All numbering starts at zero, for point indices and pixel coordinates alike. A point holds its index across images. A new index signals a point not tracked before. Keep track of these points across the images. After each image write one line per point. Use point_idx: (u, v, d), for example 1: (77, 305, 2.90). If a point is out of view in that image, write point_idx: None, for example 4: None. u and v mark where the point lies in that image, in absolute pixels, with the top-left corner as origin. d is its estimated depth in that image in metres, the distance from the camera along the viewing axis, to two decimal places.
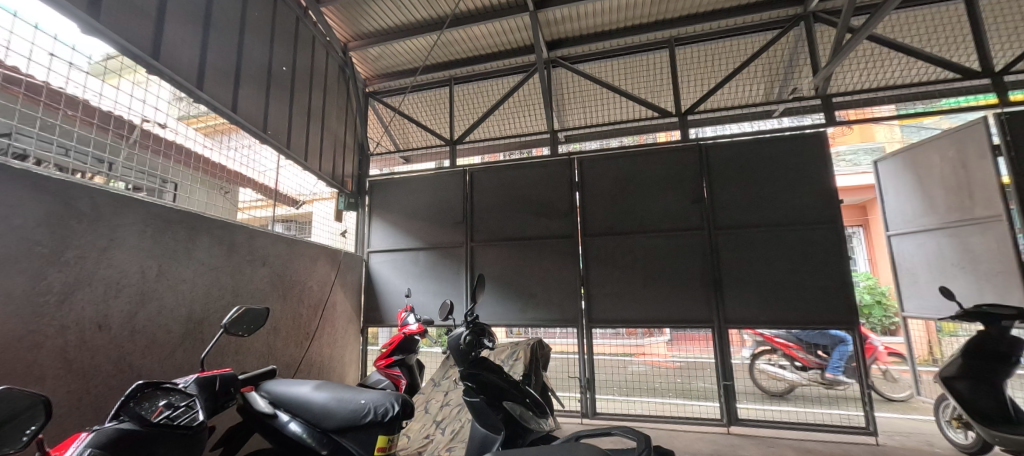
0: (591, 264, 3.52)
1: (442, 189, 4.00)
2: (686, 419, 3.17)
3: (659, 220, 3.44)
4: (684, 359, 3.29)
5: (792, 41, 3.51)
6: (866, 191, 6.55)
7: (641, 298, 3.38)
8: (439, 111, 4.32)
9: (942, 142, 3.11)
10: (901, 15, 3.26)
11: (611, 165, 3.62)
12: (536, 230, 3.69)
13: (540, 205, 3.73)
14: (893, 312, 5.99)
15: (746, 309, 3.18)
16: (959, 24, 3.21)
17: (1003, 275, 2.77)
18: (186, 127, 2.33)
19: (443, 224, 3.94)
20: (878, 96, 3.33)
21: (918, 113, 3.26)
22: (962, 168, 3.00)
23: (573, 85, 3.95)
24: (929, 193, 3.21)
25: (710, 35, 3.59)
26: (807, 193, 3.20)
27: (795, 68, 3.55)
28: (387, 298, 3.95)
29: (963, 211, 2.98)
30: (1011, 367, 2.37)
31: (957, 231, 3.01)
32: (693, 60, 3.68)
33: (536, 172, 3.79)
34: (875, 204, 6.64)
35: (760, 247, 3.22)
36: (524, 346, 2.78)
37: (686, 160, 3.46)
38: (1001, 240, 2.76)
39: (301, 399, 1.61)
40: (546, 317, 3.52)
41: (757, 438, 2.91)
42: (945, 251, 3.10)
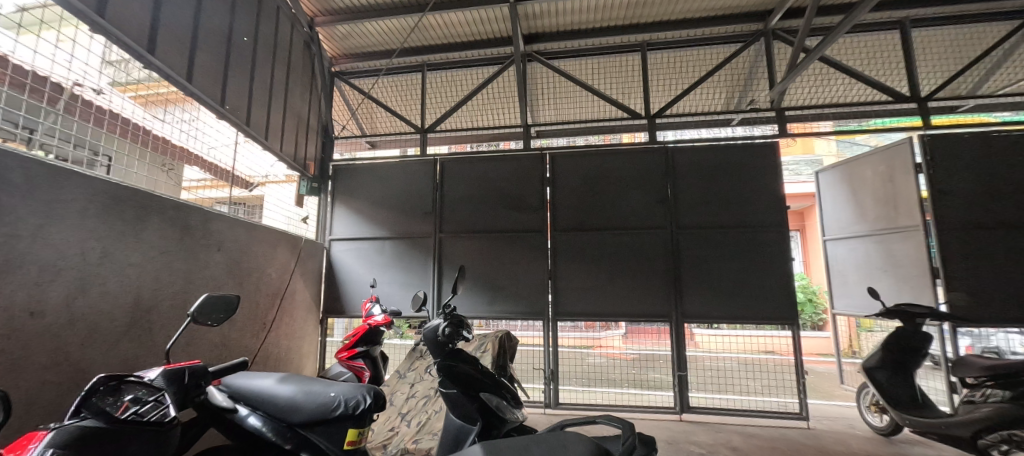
0: (560, 259, 3.59)
1: (411, 178, 3.90)
2: (642, 407, 3.34)
3: (627, 217, 3.56)
4: (638, 351, 3.53)
5: (753, 55, 3.72)
6: (807, 198, 7.12)
7: (606, 293, 3.49)
8: (410, 96, 4.19)
9: (876, 157, 3.46)
10: (847, 40, 3.57)
11: (582, 162, 3.69)
12: (507, 222, 3.70)
13: (511, 198, 3.74)
14: (823, 309, 6.59)
15: (703, 304, 3.38)
16: (894, 52, 3.56)
17: (918, 278, 3.14)
18: (120, 94, 2.05)
19: (411, 213, 3.85)
20: (821, 112, 3.63)
21: (852, 130, 3.58)
22: (891, 181, 3.35)
23: (548, 81, 3.98)
24: (861, 203, 3.57)
25: (679, 43, 3.74)
26: (761, 198, 3.43)
27: (753, 80, 3.78)
28: (350, 287, 3.81)
29: (889, 220, 3.33)
30: (920, 358, 2.72)
31: (883, 237, 3.38)
32: (663, 65, 3.82)
33: (509, 165, 3.79)
34: (811, 211, 7.26)
35: (718, 247, 3.43)
36: (492, 337, 2.80)
37: (654, 162, 3.60)
38: (919, 247, 3.13)
39: (263, 392, 1.52)
40: (514, 310, 3.56)
41: (706, 424, 3.12)
42: (872, 255, 3.47)
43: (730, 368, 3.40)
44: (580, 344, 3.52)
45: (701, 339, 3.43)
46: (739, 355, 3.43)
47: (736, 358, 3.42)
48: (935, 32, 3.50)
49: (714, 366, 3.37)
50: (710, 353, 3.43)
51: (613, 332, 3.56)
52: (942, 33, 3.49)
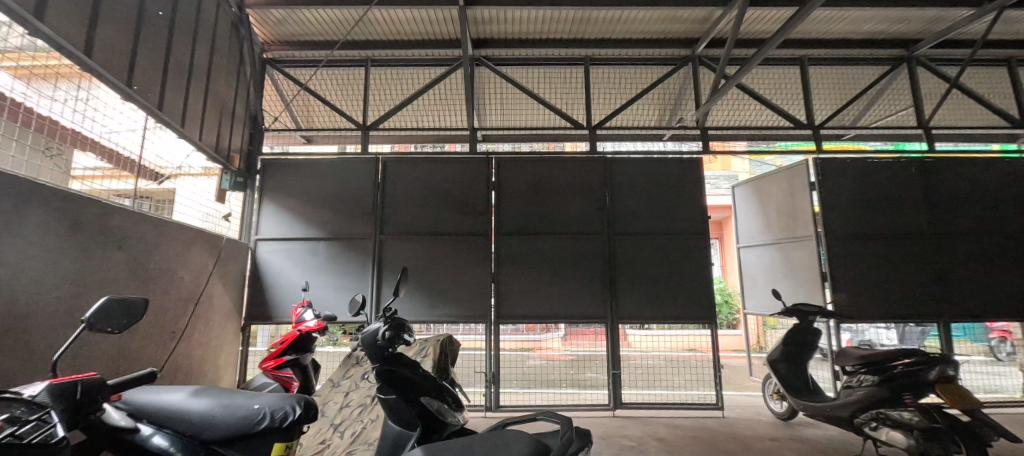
0: (504, 262, 3.63)
1: (349, 177, 3.72)
2: (579, 406, 3.47)
3: (568, 223, 3.70)
4: (576, 352, 3.62)
5: (683, 77, 4.05)
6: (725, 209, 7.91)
7: (547, 296, 3.59)
8: (350, 91, 4.01)
9: (780, 175, 3.95)
10: (757, 71, 4.05)
11: (527, 168, 3.77)
12: (451, 225, 3.67)
13: (456, 200, 3.72)
14: (738, 309, 7.32)
15: (636, 306, 3.60)
16: (795, 84, 4.08)
17: (811, 281, 3.61)
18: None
19: (349, 213, 3.67)
20: (737, 133, 4.08)
21: (762, 152, 4.03)
22: (791, 196, 3.83)
23: (495, 87, 4.04)
24: (768, 214, 4.04)
25: (618, 60, 3.98)
26: (689, 208, 3.74)
27: (682, 100, 4.12)
28: (277, 291, 3.53)
29: (790, 230, 3.81)
30: (811, 351, 3.13)
31: (785, 245, 3.85)
32: (603, 80, 4.04)
33: (454, 167, 3.77)
34: (728, 221, 8.06)
35: (650, 252, 3.68)
36: (434, 341, 2.75)
37: (594, 171, 3.78)
38: (812, 254, 3.61)
39: (172, 407, 1.35)
40: (456, 313, 3.53)
41: (636, 419, 3.33)
42: (776, 261, 3.93)
43: (656, 366, 3.70)
44: (520, 347, 3.56)
45: (633, 338, 3.72)
46: (662, 352, 3.68)
47: (663, 356, 3.66)
48: (826, 70, 4.07)
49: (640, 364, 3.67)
50: (640, 352, 3.73)
51: (553, 334, 3.72)
52: (832, 71, 4.06)
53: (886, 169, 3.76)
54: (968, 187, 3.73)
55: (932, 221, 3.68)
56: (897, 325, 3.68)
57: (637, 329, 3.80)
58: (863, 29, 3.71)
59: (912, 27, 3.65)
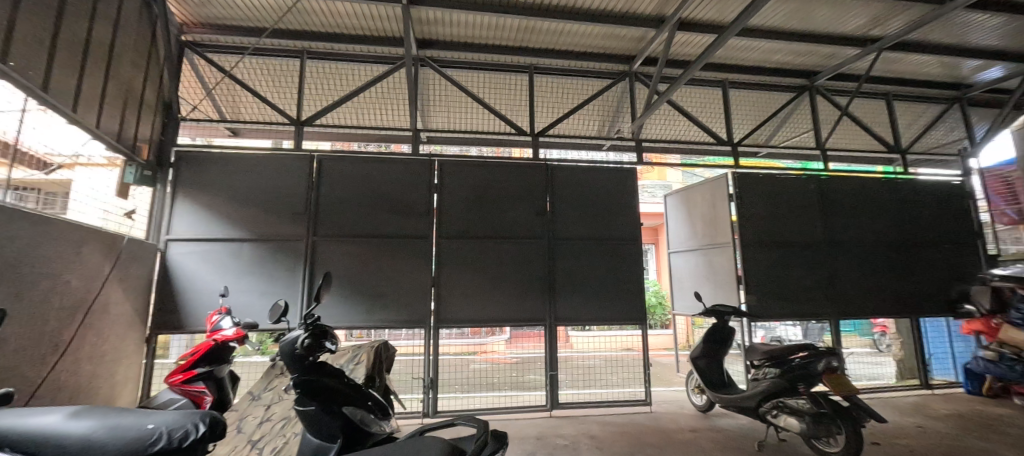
0: (444, 266, 3.59)
1: (279, 174, 3.49)
2: (517, 408, 3.51)
3: (509, 227, 3.75)
4: (519, 355, 3.73)
5: (620, 92, 4.26)
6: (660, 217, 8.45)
7: (488, 300, 3.60)
8: (283, 84, 3.78)
9: (705, 186, 4.32)
10: (685, 90, 4.36)
11: (470, 172, 3.77)
12: (390, 228, 3.57)
13: (396, 202, 3.62)
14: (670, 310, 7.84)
15: (573, 309, 3.71)
16: (717, 104, 4.46)
17: (728, 284, 3.95)
18: None
19: (278, 212, 3.44)
20: (669, 146, 4.45)
21: (693, 165, 4.39)
22: (713, 206, 4.20)
23: (439, 89, 4.00)
24: (695, 222, 4.39)
25: (560, 71, 4.10)
26: (623, 215, 3.94)
27: (620, 114, 4.34)
28: (191, 297, 3.21)
29: (712, 237, 4.16)
30: (726, 347, 3.43)
31: (707, 251, 4.20)
32: (547, 89, 4.16)
33: (395, 168, 3.67)
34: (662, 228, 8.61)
35: (587, 256, 3.82)
36: (368, 348, 2.64)
37: (536, 177, 3.86)
38: (729, 259, 3.95)
39: (44, 432, 1.18)
40: (394, 318, 3.43)
41: (571, 418, 3.43)
42: (700, 265, 4.27)
43: (595, 366, 3.91)
44: (462, 350, 3.64)
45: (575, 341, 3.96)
46: (601, 353, 3.91)
47: (601, 356, 3.88)
48: (744, 93, 4.49)
49: (580, 364, 3.87)
50: (581, 353, 3.93)
51: (498, 338, 3.87)
52: (748, 94, 4.49)
53: (791, 184, 4.22)
54: (855, 202, 4.30)
55: (827, 231, 4.19)
56: (802, 323, 4.18)
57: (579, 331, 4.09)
58: (775, 60, 4.10)
59: (813, 60, 4.12)
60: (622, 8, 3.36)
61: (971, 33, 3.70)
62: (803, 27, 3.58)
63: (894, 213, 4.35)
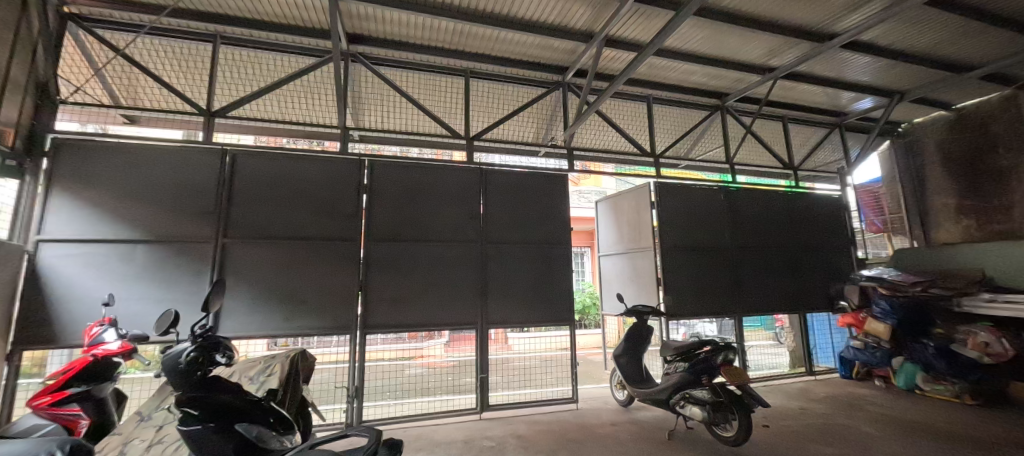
0: (373, 270, 3.47)
1: (183, 169, 3.16)
2: (447, 412, 3.49)
3: (442, 230, 3.72)
4: (458, 358, 3.60)
5: (554, 101, 4.41)
6: None
7: (418, 304, 3.55)
8: (192, 70, 3.46)
9: (631, 194, 4.73)
10: (613, 102, 4.65)
11: (403, 174, 3.69)
12: (313, 229, 3.38)
13: (321, 202, 3.44)
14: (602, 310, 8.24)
15: (504, 312, 3.77)
16: (642, 118, 4.80)
17: (648, 284, 4.37)
18: None
19: (182, 211, 3.12)
20: (600, 156, 4.65)
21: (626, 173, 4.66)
22: (637, 212, 4.62)
23: (371, 87, 3.88)
24: (622, 228, 4.83)
25: (495, 77, 4.17)
26: (555, 219, 4.07)
27: (554, 122, 4.50)
28: (70, 305, 2.82)
29: (636, 241, 4.58)
30: (644, 345, 3.69)
31: (632, 254, 4.63)
32: (483, 94, 4.21)
33: (320, 166, 3.48)
34: None
35: (519, 260, 3.91)
36: (282, 358, 2.46)
37: (470, 181, 3.87)
38: (649, 262, 4.37)
39: None
40: (316, 325, 3.26)
41: (500, 419, 3.48)
42: (626, 267, 4.69)
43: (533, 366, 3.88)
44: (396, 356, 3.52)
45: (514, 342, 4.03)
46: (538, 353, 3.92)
47: (539, 356, 3.89)
48: (665, 109, 4.87)
49: (518, 365, 3.89)
50: (519, 354, 3.97)
51: (435, 342, 3.67)
52: (668, 110, 4.88)
53: (704, 194, 4.63)
54: (756, 211, 4.82)
55: (733, 237, 4.65)
56: (717, 319, 4.57)
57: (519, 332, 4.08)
58: (691, 80, 4.46)
59: (724, 83, 4.55)
60: (554, 21, 3.48)
61: (846, 69, 4.31)
62: (713, 52, 3.94)
63: (788, 221, 4.95)
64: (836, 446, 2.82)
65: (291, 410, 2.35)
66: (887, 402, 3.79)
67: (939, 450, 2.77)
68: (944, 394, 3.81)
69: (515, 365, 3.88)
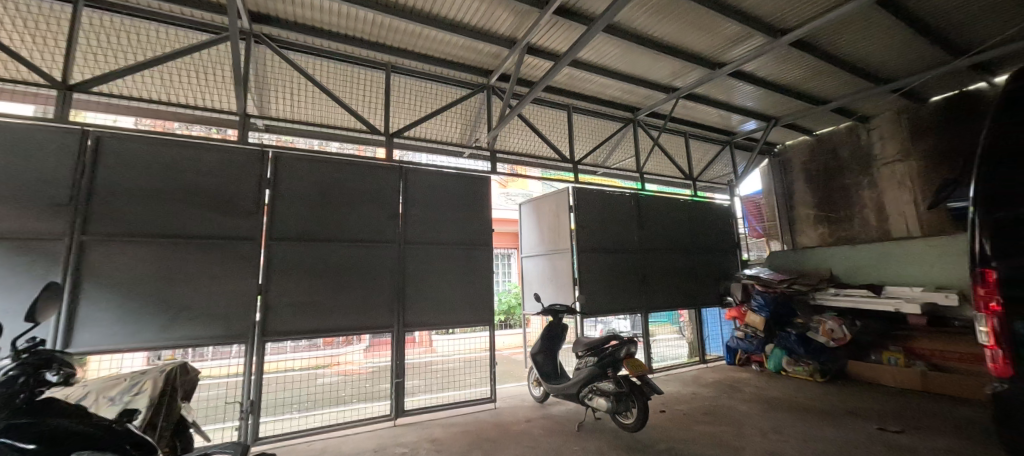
0: (275, 272, 3.19)
1: (26, 153, 2.68)
2: (359, 421, 3.33)
3: (357, 230, 3.53)
4: (375, 364, 3.53)
5: (479, 102, 4.43)
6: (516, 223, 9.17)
7: (327, 308, 3.33)
8: (45, 35, 2.92)
9: (552, 198, 4.96)
10: (535, 109, 4.82)
11: (313, 169, 3.44)
12: (203, 227, 3.02)
13: (213, 197, 3.08)
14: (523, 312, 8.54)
15: (422, 314, 3.69)
16: (563, 127, 5.04)
17: (566, 285, 4.60)
18: None
19: (24, 203, 2.63)
20: (522, 160, 4.87)
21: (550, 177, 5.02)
22: (557, 215, 4.84)
23: (278, 72, 3.58)
24: (542, 230, 5.08)
25: (418, 74, 4.07)
26: (477, 220, 4.08)
27: (479, 123, 4.54)
28: None
29: (556, 244, 4.81)
30: (559, 342, 3.87)
31: (551, 255, 4.87)
32: (404, 90, 4.10)
33: (213, 157, 3.12)
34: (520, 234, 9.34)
35: (439, 261, 3.86)
36: (156, 373, 2.14)
37: (388, 179, 3.73)
38: (567, 263, 4.61)
39: None
40: (203, 334, 2.92)
41: (414, 425, 3.40)
42: (545, 268, 4.94)
43: (455, 368, 3.74)
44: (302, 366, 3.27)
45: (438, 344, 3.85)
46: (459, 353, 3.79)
47: (463, 357, 3.77)
48: (583, 118, 5.16)
49: (442, 368, 3.73)
50: (442, 356, 3.77)
51: (354, 347, 3.62)
52: (586, 120, 5.18)
53: (617, 200, 4.98)
54: (662, 217, 5.31)
55: (642, 240, 5.06)
56: (630, 316, 4.98)
57: (444, 334, 3.90)
58: (607, 93, 4.77)
59: (636, 98, 4.94)
60: (477, 23, 3.47)
61: (735, 94, 4.92)
62: (626, 69, 4.26)
63: (688, 227, 5.52)
64: (718, 425, 3.20)
65: (162, 437, 2.07)
66: (761, 384, 4.38)
67: (793, 421, 3.27)
68: (803, 374, 4.52)
69: (438, 368, 3.71)
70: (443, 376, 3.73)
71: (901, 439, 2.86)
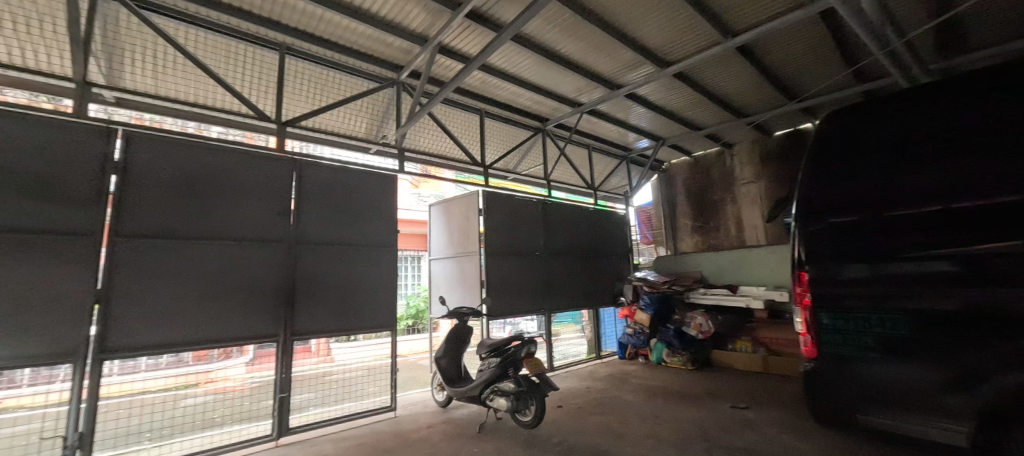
0: (123, 275, 2.67)
1: None
2: (233, 445, 2.94)
3: (236, 228, 3.12)
4: (261, 379, 3.14)
5: (387, 97, 4.23)
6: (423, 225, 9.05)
7: (194, 317, 2.87)
8: None
9: (462, 200, 4.98)
10: (447, 110, 4.75)
11: (180, 155, 2.95)
12: (14, 219, 2.40)
13: (32, 182, 2.47)
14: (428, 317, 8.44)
15: (314, 321, 3.39)
16: (475, 130, 5.12)
17: (474, 287, 4.65)
18: None
19: None
20: (433, 160, 4.94)
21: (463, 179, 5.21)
22: (467, 218, 4.87)
23: (136, 38, 2.99)
24: (451, 233, 5.08)
25: (318, 60, 3.67)
26: (382, 220, 3.89)
27: (387, 119, 4.38)
28: None
29: (465, 247, 4.84)
30: (464, 345, 3.91)
31: (460, 258, 4.89)
32: (303, 75, 3.72)
33: (33, 132, 2.50)
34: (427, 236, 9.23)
35: (338, 263, 3.58)
36: None
37: (278, 172, 3.37)
38: (475, 266, 4.66)
39: None
40: (10, 354, 2.32)
41: (302, 443, 3.12)
42: (454, 271, 4.96)
43: (354, 377, 3.57)
44: (171, 385, 2.90)
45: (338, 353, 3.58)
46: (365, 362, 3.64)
47: (365, 366, 3.63)
48: (495, 123, 5.26)
49: (341, 378, 3.48)
50: (342, 364, 3.53)
51: (233, 361, 3.15)
52: (498, 125, 5.29)
53: (525, 205, 5.16)
54: (565, 223, 5.63)
55: (547, 244, 5.32)
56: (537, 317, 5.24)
57: (344, 342, 3.67)
58: (519, 101, 4.92)
59: (545, 109, 5.17)
60: (387, 15, 3.27)
61: (631, 114, 5.44)
62: (537, 79, 4.43)
63: (589, 233, 5.94)
64: (607, 415, 3.48)
65: None
66: (645, 375, 4.90)
67: (668, 406, 3.72)
68: (678, 362, 5.13)
69: (336, 379, 3.45)
70: (340, 386, 3.49)
71: (746, 414, 3.42)
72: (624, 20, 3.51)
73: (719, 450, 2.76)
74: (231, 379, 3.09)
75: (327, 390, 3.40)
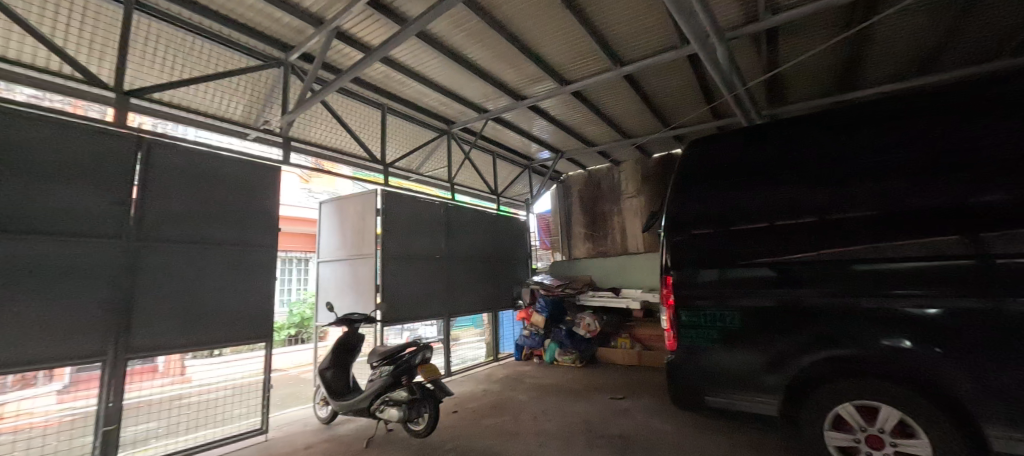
0: None
1: None
2: None
3: (47, 219, 2.44)
4: (77, 412, 2.50)
5: (272, 79, 3.76)
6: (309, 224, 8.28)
7: None
8: None
9: (357, 198, 4.66)
10: (345, 102, 4.42)
11: None
12: None
13: None
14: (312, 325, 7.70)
15: (161, 335, 2.83)
16: (376, 125, 4.87)
17: (367, 292, 4.35)
18: None
19: None
20: (324, 152, 4.54)
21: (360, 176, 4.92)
22: (363, 218, 4.56)
23: None
24: (344, 233, 4.72)
25: (184, 24, 3.07)
26: (259, 217, 3.43)
27: (270, 102, 3.93)
28: None
29: (359, 249, 4.53)
30: (354, 354, 3.66)
31: (353, 261, 4.56)
32: (161, 40, 3.11)
33: None
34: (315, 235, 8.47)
35: (199, 265, 3.04)
36: None
37: (117, 152, 2.74)
38: (369, 269, 4.37)
39: None
40: None
41: None
42: (345, 275, 4.61)
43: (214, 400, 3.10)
44: None
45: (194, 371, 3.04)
46: (234, 379, 3.19)
47: (229, 385, 3.15)
48: (398, 121, 5.05)
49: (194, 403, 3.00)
50: (198, 386, 3.04)
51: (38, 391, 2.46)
52: (401, 123, 5.09)
53: (427, 207, 5.03)
54: (468, 227, 5.64)
55: (449, 248, 5.26)
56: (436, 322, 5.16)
57: (205, 357, 3.12)
58: (424, 101, 4.80)
59: (452, 112, 5.14)
60: None
61: (534, 125, 5.70)
62: (443, 81, 4.38)
63: (490, 237, 6.04)
64: (501, 417, 3.56)
65: None
66: (538, 374, 5.14)
67: (557, 402, 3.95)
68: (567, 361, 5.52)
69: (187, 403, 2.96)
70: (194, 410, 3.01)
71: (623, 404, 3.80)
72: (528, 35, 3.66)
73: (598, 439, 3.01)
74: (32, 413, 2.42)
75: (175, 416, 2.91)
